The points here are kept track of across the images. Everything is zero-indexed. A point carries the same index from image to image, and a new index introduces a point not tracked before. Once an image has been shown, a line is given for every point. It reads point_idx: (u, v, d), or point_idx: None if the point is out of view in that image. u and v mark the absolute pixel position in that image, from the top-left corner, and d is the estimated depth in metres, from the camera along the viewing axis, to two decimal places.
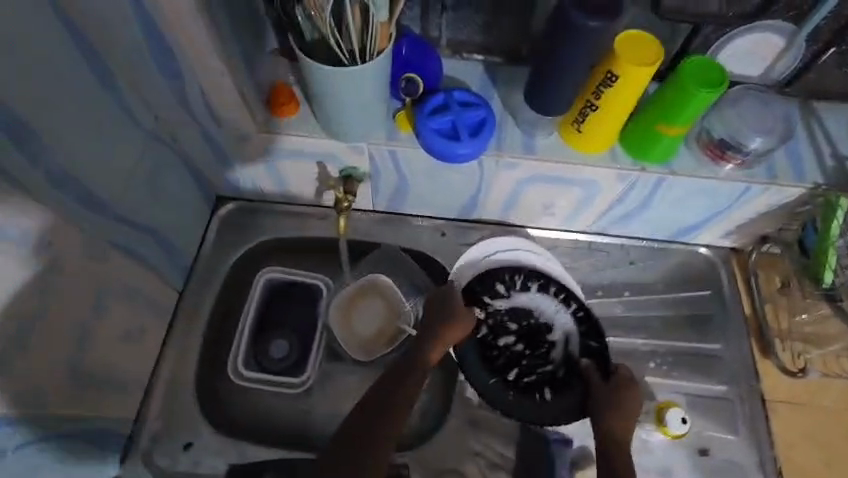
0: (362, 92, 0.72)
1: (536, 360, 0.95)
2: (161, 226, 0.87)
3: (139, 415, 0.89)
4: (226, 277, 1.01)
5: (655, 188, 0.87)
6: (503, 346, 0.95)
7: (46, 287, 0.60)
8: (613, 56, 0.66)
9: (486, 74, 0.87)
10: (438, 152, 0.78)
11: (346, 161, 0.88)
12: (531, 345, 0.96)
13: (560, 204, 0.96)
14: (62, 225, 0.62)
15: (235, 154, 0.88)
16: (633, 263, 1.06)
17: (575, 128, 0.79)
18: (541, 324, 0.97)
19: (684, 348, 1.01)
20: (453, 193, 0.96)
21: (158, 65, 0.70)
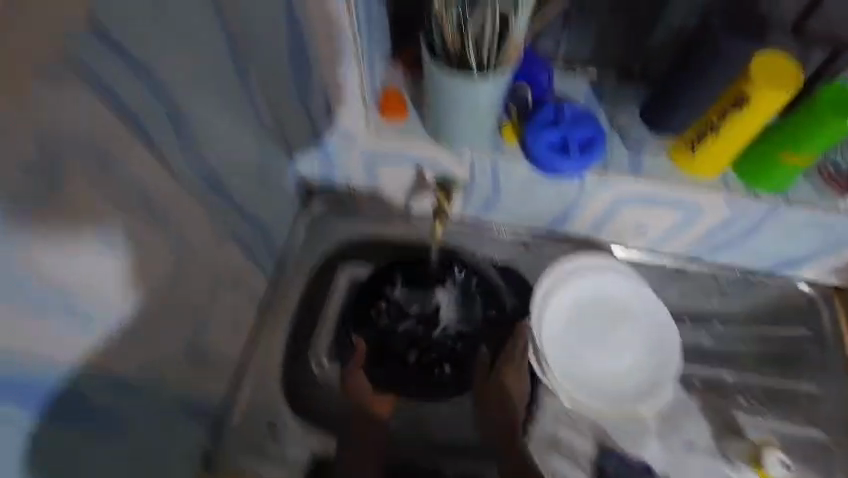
0: (483, 101, 0.72)
1: (434, 336, 0.92)
2: (265, 216, 0.89)
3: (227, 399, 0.90)
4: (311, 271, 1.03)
5: (765, 218, 0.84)
6: (400, 329, 0.92)
7: (177, 267, 0.65)
8: (748, 80, 0.64)
9: (595, 86, 0.85)
10: (544, 166, 0.79)
11: (445, 169, 0.89)
12: (423, 318, 0.93)
13: (655, 226, 0.93)
14: (195, 208, 0.66)
15: (337, 151, 0.90)
16: (722, 293, 1.01)
17: (688, 150, 0.77)
18: (434, 307, 0.93)
19: (775, 385, 0.97)
20: (543, 207, 0.94)
21: (294, 59, 0.72)
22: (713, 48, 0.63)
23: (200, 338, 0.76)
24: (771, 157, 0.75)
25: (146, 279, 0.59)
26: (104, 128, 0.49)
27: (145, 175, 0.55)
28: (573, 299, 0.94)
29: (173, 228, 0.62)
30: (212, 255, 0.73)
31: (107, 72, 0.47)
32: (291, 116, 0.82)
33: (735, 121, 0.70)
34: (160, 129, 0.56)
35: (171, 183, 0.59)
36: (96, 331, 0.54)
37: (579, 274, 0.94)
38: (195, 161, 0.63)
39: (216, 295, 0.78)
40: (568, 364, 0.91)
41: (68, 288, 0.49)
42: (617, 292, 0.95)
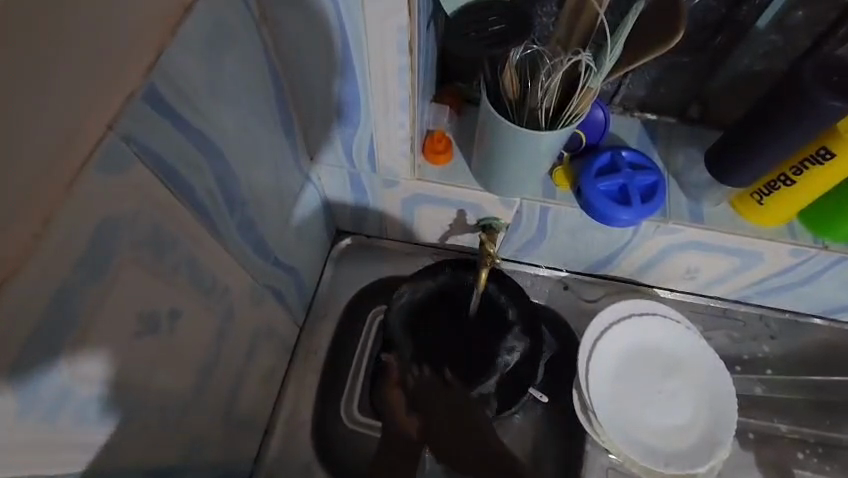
0: (546, 150, 0.66)
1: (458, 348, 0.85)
2: (298, 263, 0.85)
3: (259, 452, 0.87)
4: (341, 315, 0.98)
5: (829, 267, 0.79)
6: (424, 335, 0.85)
7: (219, 333, 0.62)
8: (836, 132, 0.61)
9: (649, 128, 0.80)
10: (601, 215, 0.74)
11: (489, 211, 0.83)
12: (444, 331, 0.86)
13: (708, 271, 0.87)
14: (236, 268, 0.63)
15: (374, 193, 0.86)
16: (774, 338, 0.96)
17: (755, 200, 0.73)
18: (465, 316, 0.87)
19: (834, 438, 0.91)
20: (588, 251, 0.89)
21: (337, 108, 0.68)
22: (804, 102, 0.59)
23: (236, 399, 0.72)
24: (843, 210, 0.71)
25: (190, 353, 0.55)
26: (159, 205, 0.45)
27: (192, 246, 0.51)
28: (621, 346, 0.90)
29: (216, 294, 0.59)
30: (250, 312, 0.70)
31: (163, 146, 0.44)
32: (331, 161, 0.79)
33: (813, 175, 0.66)
34: (208, 196, 0.52)
35: (214, 247, 0.56)
36: (143, 417, 0.50)
37: (627, 320, 0.91)
38: (237, 220, 0.60)
39: (252, 352, 0.74)
40: (617, 417, 0.86)
41: (119, 381, 0.45)
42: (665, 341, 0.91)
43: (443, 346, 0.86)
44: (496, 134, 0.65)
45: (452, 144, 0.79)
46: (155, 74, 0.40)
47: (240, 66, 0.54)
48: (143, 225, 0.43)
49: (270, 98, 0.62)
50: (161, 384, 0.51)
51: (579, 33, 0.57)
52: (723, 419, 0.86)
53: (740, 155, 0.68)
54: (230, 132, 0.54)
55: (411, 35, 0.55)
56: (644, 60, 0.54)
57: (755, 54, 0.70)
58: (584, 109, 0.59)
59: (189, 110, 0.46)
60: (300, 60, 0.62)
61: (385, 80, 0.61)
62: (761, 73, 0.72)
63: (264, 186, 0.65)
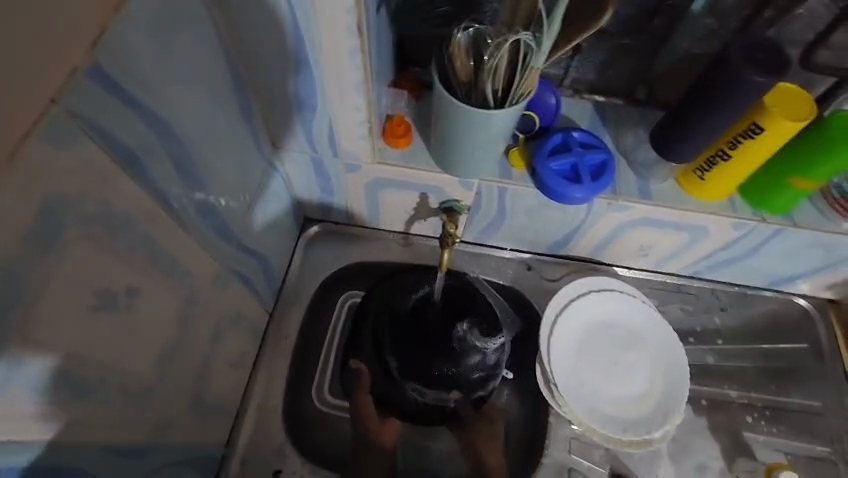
0: (497, 131, 0.69)
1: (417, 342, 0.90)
2: (264, 249, 0.86)
3: (231, 438, 0.88)
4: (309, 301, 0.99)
5: (769, 238, 0.84)
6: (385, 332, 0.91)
7: (182, 315, 0.63)
8: (763, 108, 0.66)
9: (599, 111, 0.83)
10: (554, 193, 0.77)
11: (449, 193, 0.86)
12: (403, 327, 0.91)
13: (660, 247, 0.91)
14: (198, 250, 0.64)
15: (338, 179, 0.88)
16: (725, 310, 1.01)
17: (697, 175, 0.77)
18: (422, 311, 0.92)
19: (782, 402, 0.96)
20: (546, 231, 0.92)
21: (295, 93, 0.69)
22: (733, 80, 0.63)
23: (202, 382, 0.73)
24: (777, 182, 0.75)
25: (151, 332, 0.56)
26: (111, 181, 0.46)
27: (149, 224, 0.52)
28: (581, 322, 0.94)
29: (177, 275, 0.60)
30: (214, 296, 0.71)
31: (112, 123, 0.45)
32: (292, 146, 0.80)
33: (746, 148, 0.70)
34: (163, 176, 0.53)
35: (174, 227, 0.57)
36: (102, 393, 0.51)
37: (585, 296, 0.95)
38: (196, 202, 0.61)
39: (219, 336, 0.75)
40: (579, 388, 0.90)
41: (74, 357, 0.45)
42: (623, 315, 0.95)
43: (403, 339, 0.90)
44: (448, 115, 0.68)
45: (410, 127, 0.82)
46: (102, 50, 0.41)
47: (192, 48, 0.55)
48: (95, 201, 0.44)
49: (226, 82, 0.63)
50: (121, 361, 0.52)
51: (523, 14, 0.60)
52: (674, 385, 0.91)
53: (680, 132, 0.72)
54: (185, 113, 0.55)
55: (361, 17, 0.57)
56: (577, 41, 0.56)
57: (694, 37, 0.74)
58: (533, 86, 0.62)
59: (140, 89, 0.47)
60: (255, 45, 0.63)
61: (339, 64, 0.63)
62: (700, 55, 0.77)
63: (223, 171, 0.66)
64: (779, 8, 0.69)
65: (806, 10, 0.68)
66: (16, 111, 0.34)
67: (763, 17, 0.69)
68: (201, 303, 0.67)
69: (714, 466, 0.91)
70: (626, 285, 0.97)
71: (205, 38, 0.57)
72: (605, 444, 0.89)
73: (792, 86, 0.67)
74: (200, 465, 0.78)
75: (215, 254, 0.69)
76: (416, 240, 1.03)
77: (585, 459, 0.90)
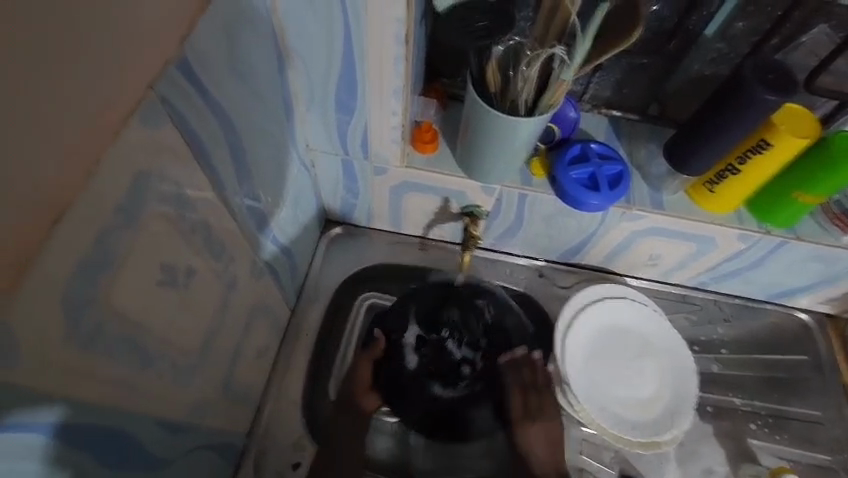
0: (523, 141, 0.73)
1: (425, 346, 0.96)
2: (290, 245, 0.90)
3: (251, 429, 0.89)
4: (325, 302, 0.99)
5: (772, 251, 0.89)
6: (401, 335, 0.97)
7: (223, 301, 0.66)
8: (772, 126, 0.71)
9: (613, 126, 0.89)
10: (573, 200, 0.82)
11: (471, 198, 0.90)
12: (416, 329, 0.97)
13: (668, 257, 0.96)
14: (240, 240, 0.67)
15: (364, 183, 0.92)
16: (728, 321, 1.06)
17: (707, 188, 0.82)
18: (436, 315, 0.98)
19: (784, 411, 1.00)
20: (560, 239, 0.97)
21: (337, 97, 0.74)
22: (744, 97, 0.68)
23: (233, 369, 0.75)
24: (782, 197, 0.81)
25: (199, 313, 0.59)
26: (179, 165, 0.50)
27: (207, 211, 0.56)
28: (590, 329, 0.98)
29: (224, 261, 0.63)
30: (249, 286, 0.74)
31: (190, 113, 0.49)
32: (326, 147, 0.84)
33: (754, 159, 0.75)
34: (221, 165, 0.57)
35: (224, 216, 0.61)
36: (156, 368, 0.54)
37: (596, 303, 0.99)
38: (243, 193, 0.64)
39: (249, 326, 0.78)
40: (591, 390, 0.93)
41: (140, 327, 0.49)
42: (637, 323, 0.99)
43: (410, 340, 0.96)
44: (479, 122, 0.72)
45: (437, 135, 0.86)
46: (187, 45, 0.46)
47: (253, 49, 0.59)
48: (169, 182, 0.48)
49: (275, 83, 0.68)
50: (174, 338, 0.55)
51: (555, 30, 0.65)
52: (683, 392, 0.94)
53: (690, 147, 0.78)
54: (242, 109, 0.60)
55: (408, 28, 0.62)
56: (610, 54, 0.62)
57: (704, 59, 0.81)
58: (561, 96, 0.67)
59: (212, 86, 0.52)
60: (305, 50, 0.68)
61: (381, 70, 0.68)
62: (710, 76, 0.83)
63: (266, 166, 0.70)
64: (784, 36, 0.75)
65: (808, 38, 0.74)
66: (123, 94, 0.38)
67: (770, 42, 0.75)
68: (239, 288, 0.70)
69: (719, 471, 0.94)
70: (634, 291, 1.01)
71: (263, 42, 0.62)
72: (614, 444, 0.92)
73: (795, 108, 0.73)
74: (225, 454, 0.79)
75: (253, 245, 0.72)
76: (433, 244, 1.07)
77: (594, 460, 0.93)
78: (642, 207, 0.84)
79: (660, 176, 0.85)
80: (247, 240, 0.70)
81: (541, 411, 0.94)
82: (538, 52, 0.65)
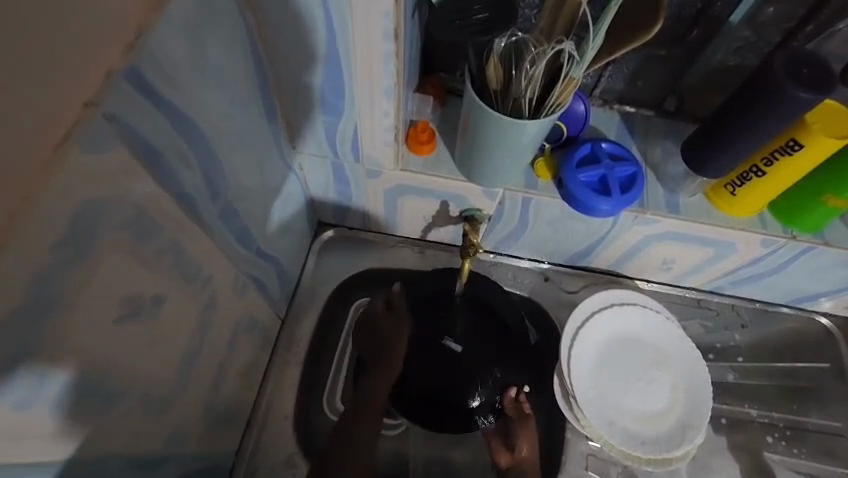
0: (528, 143, 0.67)
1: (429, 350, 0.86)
2: (279, 253, 0.84)
3: (240, 446, 0.85)
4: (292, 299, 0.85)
5: (797, 256, 0.83)
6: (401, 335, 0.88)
7: (201, 323, 0.61)
8: (804, 125, 0.64)
9: (626, 123, 0.82)
10: (581, 205, 0.75)
11: (471, 202, 0.84)
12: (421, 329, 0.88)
13: (683, 261, 0.90)
14: (219, 257, 0.62)
15: (357, 186, 0.86)
16: (745, 326, 1.00)
17: (728, 191, 0.75)
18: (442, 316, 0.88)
19: (802, 422, 0.95)
20: (567, 243, 0.90)
21: (324, 97, 0.67)
22: (774, 95, 0.61)
23: (217, 390, 0.71)
24: (810, 201, 0.74)
25: (172, 342, 0.54)
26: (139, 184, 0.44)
27: (177, 233, 0.51)
28: (599, 339, 0.92)
29: (200, 282, 0.58)
30: (232, 303, 0.69)
31: (147, 127, 0.43)
32: (314, 149, 0.78)
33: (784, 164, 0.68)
34: (192, 180, 0.52)
35: (198, 234, 0.55)
36: (123, 405, 0.49)
37: (605, 310, 0.93)
38: (220, 207, 0.59)
39: (234, 343, 0.73)
40: (600, 403, 0.89)
41: (100, 368, 0.44)
42: (648, 330, 0.94)
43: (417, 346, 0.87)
44: (479, 123, 0.66)
45: (435, 134, 0.80)
46: (139, 51, 0.40)
47: (225, 49, 0.53)
48: (127, 207, 0.43)
49: (254, 84, 0.62)
50: (142, 372, 0.50)
51: (563, 22, 0.58)
52: (697, 405, 0.89)
53: (711, 148, 0.71)
54: (214, 115, 0.53)
55: (398, 22, 0.56)
56: (623, 52, 0.56)
57: (729, 48, 0.73)
58: (570, 96, 0.60)
59: (175, 94, 0.46)
60: (286, 46, 0.62)
61: (370, 66, 0.61)
62: (735, 67, 0.75)
63: (247, 174, 0.65)
64: (819, 24, 0.67)
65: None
66: (55, 117, 0.33)
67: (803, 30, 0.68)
68: (220, 308, 0.65)
69: None
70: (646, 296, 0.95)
71: (237, 39, 0.55)
72: (622, 461, 0.87)
73: (836, 105, 0.66)
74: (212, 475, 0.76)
75: (235, 260, 0.67)
76: (432, 248, 1.01)
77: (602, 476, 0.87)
78: (658, 212, 0.78)
79: (677, 178, 0.78)
80: (227, 255, 0.64)
81: (545, 424, 0.90)
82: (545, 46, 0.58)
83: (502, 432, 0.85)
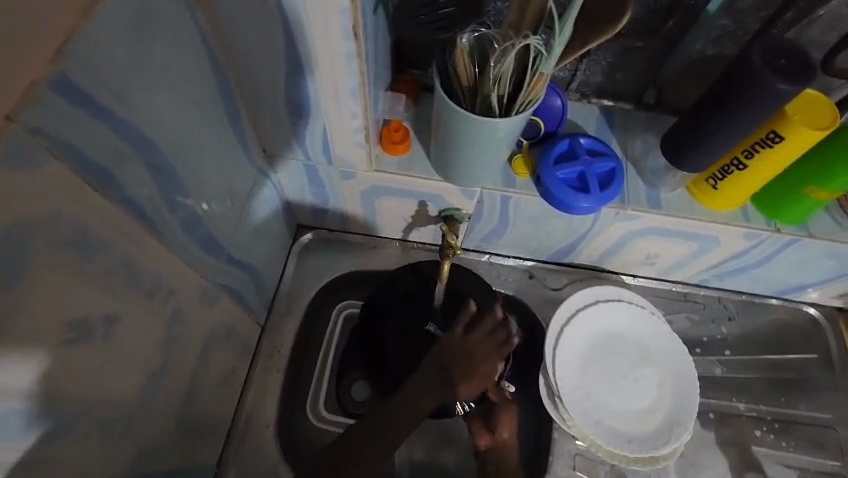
0: (502, 141, 0.64)
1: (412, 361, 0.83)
2: (254, 259, 0.82)
3: (220, 457, 0.84)
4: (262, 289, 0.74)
5: (782, 249, 0.81)
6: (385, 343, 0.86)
7: (166, 339, 0.59)
8: (784, 116, 0.63)
9: (605, 116, 0.80)
10: (560, 202, 0.73)
11: (449, 202, 0.82)
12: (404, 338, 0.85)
13: (667, 256, 0.88)
14: (182, 269, 0.59)
15: (333, 188, 0.84)
16: (732, 319, 0.98)
17: (709, 185, 0.73)
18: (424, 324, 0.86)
19: (791, 414, 0.94)
20: (550, 240, 0.88)
21: (288, 98, 0.65)
22: (753, 85, 0.59)
23: (189, 404, 0.69)
24: (792, 193, 0.72)
25: (131, 360, 0.52)
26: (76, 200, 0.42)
27: (129, 248, 0.48)
28: (583, 336, 0.91)
29: (160, 296, 0.56)
30: (201, 315, 0.66)
31: (83, 141, 0.41)
32: (284, 152, 0.76)
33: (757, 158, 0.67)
34: (143, 192, 0.49)
35: (155, 247, 0.53)
36: (76, 429, 0.47)
37: (589, 307, 0.92)
38: (179, 218, 0.56)
39: (206, 355, 0.71)
40: (586, 403, 0.87)
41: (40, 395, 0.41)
42: (633, 327, 0.92)
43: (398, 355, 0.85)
44: (450, 122, 0.64)
45: (409, 133, 0.77)
46: (65, 60, 0.37)
47: (174, 54, 0.50)
48: (63, 226, 0.40)
49: (212, 88, 0.59)
50: (96, 394, 0.48)
51: (531, 15, 0.56)
52: (683, 401, 0.88)
53: (691, 141, 0.69)
54: (165, 123, 0.51)
55: (357, 20, 0.53)
56: (595, 44, 0.54)
57: (707, 38, 0.71)
58: (541, 92, 0.58)
59: (115, 103, 0.43)
60: (244, 48, 0.59)
61: (333, 66, 0.59)
62: (714, 57, 0.73)
63: (210, 182, 0.62)
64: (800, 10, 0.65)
65: (828, 10, 0.64)
66: None
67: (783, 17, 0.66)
68: (186, 321, 0.63)
69: None
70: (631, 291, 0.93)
71: (189, 42, 0.53)
72: (610, 460, 0.86)
73: (817, 94, 0.64)
74: None
75: (201, 270, 0.64)
76: (414, 248, 0.99)
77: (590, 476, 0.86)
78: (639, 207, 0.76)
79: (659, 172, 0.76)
80: (192, 266, 0.62)
81: (531, 425, 0.88)
82: (513, 41, 0.56)
83: (483, 415, 0.81)
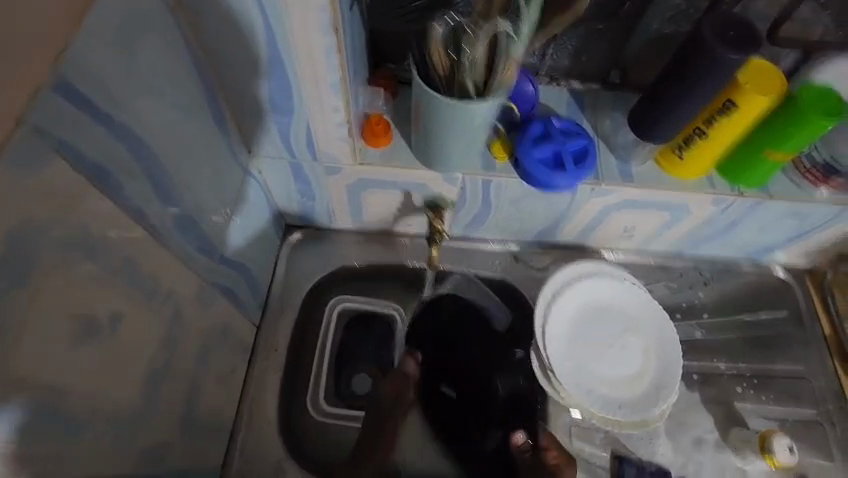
0: (481, 125, 0.68)
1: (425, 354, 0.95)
2: (246, 259, 0.83)
3: (225, 457, 0.85)
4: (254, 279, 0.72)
5: (747, 212, 0.86)
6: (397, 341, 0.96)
7: (166, 339, 0.60)
8: (738, 85, 0.68)
9: (574, 98, 0.84)
10: (538, 182, 0.77)
11: (434, 190, 0.85)
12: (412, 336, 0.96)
13: (643, 228, 0.93)
14: (177, 269, 0.60)
15: (319, 184, 0.86)
16: (708, 284, 1.03)
17: (676, 155, 0.78)
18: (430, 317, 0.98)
19: (767, 369, 0.99)
20: (532, 221, 0.92)
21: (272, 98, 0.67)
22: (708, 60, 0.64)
23: (192, 404, 0.70)
24: (752, 158, 0.78)
25: (136, 358, 0.54)
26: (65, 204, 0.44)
27: (128, 248, 0.50)
28: (573, 311, 0.94)
29: (161, 295, 0.57)
30: (198, 315, 0.68)
31: (80, 142, 0.42)
32: (270, 151, 0.78)
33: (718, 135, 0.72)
34: (139, 193, 0.51)
35: (152, 247, 0.54)
36: (88, 427, 0.48)
37: (576, 284, 0.95)
38: (174, 218, 0.58)
39: (206, 355, 0.72)
40: (578, 374, 0.91)
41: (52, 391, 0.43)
42: (617, 299, 0.97)
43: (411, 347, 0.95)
44: (429, 109, 0.67)
45: (390, 125, 0.80)
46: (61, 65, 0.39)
47: (160, 57, 0.52)
48: (66, 225, 0.42)
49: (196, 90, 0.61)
50: (105, 391, 0.50)
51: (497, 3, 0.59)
52: (668, 365, 0.93)
53: (655, 114, 0.74)
54: (156, 125, 0.53)
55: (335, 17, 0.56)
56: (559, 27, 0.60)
57: (663, 18, 0.76)
58: (513, 74, 0.63)
59: (108, 105, 0.45)
60: (226, 50, 0.61)
61: (313, 63, 0.61)
62: (670, 36, 0.78)
63: (200, 182, 0.64)
64: None
65: None
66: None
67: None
68: (186, 320, 0.64)
69: (710, 439, 0.93)
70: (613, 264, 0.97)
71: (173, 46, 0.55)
72: (603, 426, 0.90)
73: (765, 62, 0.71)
74: None
75: (197, 270, 0.66)
76: (402, 239, 1.01)
77: (586, 443, 0.91)
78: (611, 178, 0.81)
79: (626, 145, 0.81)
80: (189, 266, 0.64)
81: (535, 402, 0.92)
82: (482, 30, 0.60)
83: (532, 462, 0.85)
